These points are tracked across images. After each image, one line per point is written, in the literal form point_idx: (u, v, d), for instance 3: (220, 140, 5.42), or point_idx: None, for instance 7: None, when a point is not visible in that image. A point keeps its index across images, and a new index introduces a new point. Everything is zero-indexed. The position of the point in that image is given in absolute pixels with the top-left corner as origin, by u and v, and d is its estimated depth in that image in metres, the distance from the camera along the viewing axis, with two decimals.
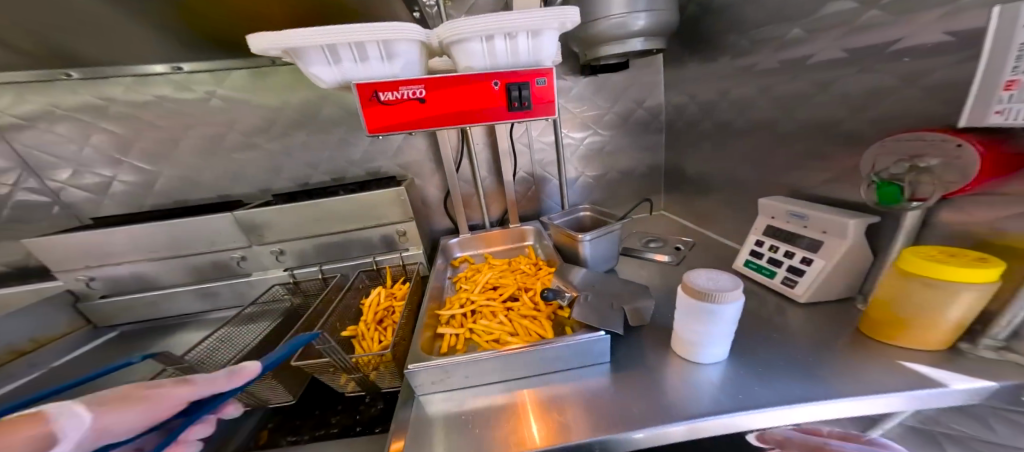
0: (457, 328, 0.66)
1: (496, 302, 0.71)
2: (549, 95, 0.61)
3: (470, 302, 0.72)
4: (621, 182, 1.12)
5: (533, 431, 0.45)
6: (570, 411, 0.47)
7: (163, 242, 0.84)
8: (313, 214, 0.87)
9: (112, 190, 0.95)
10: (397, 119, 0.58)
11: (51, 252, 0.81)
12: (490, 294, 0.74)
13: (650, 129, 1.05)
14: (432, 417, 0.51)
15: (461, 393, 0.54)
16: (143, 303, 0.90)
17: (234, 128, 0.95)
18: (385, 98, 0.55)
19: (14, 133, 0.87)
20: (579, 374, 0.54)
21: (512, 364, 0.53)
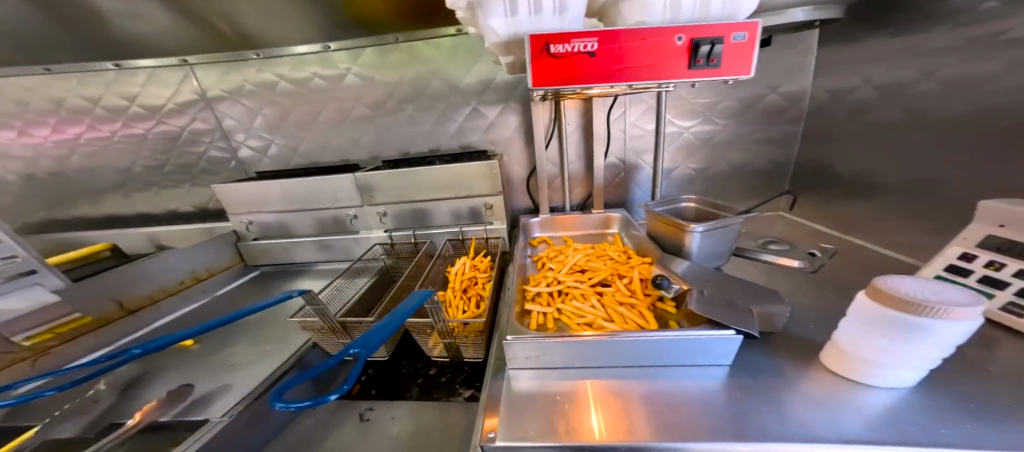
0: (544, 306, 0.64)
1: (585, 285, 0.68)
2: (743, 51, 0.56)
3: (557, 282, 0.70)
4: (732, 178, 1.01)
5: (604, 426, 0.42)
6: (654, 413, 0.43)
7: (299, 195, 0.98)
8: (413, 181, 0.94)
9: (270, 152, 1.13)
10: (563, 74, 0.56)
11: (228, 197, 1.00)
12: (578, 276, 0.71)
13: (781, 118, 0.92)
14: (522, 393, 0.50)
15: (547, 374, 0.53)
16: (281, 248, 1.07)
17: (361, 102, 1.06)
18: (555, 50, 0.54)
19: (218, 104, 1.07)
20: (669, 376, 0.49)
21: (614, 350, 0.50)
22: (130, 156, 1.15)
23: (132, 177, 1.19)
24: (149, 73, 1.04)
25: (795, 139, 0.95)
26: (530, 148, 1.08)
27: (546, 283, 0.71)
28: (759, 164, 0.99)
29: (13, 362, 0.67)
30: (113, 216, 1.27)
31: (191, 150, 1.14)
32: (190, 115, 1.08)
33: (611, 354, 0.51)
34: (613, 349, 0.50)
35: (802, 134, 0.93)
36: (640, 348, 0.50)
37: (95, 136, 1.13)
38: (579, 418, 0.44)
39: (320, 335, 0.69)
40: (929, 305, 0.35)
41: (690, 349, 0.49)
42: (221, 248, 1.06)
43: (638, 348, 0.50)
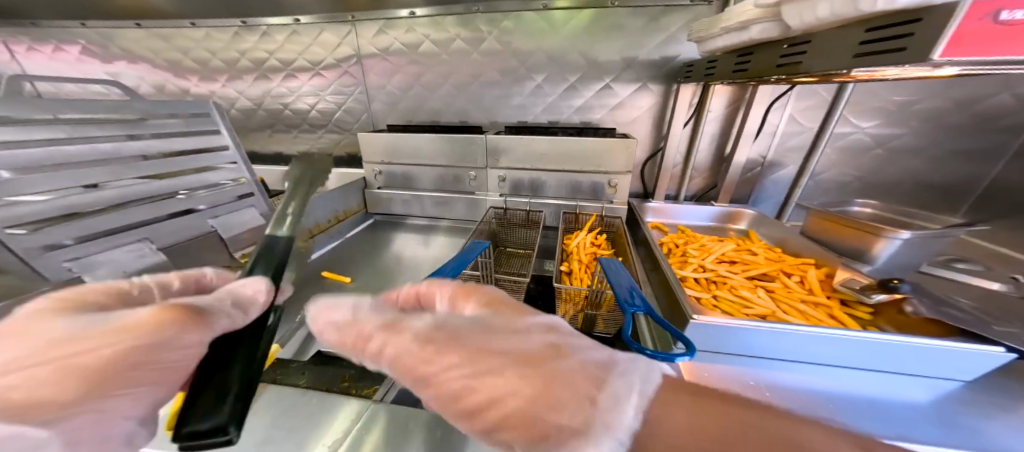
0: (704, 291, 0.68)
1: (741, 277, 0.71)
2: None
3: (710, 270, 0.74)
4: (898, 186, 0.92)
5: None
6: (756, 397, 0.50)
7: (432, 151, 1.03)
8: (545, 149, 0.95)
9: (399, 107, 1.21)
10: (1001, 50, 0.28)
11: (366, 145, 1.07)
12: (736, 269, 0.74)
13: (994, 126, 0.79)
14: (701, 374, 0.54)
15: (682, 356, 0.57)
16: (400, 200, 1.14)
17: (496, 69, 1.08)
18: (1006, 16, 0.27)
19: (362, 57, 1.16)
20: (776, 367, 0.55)
21: (764, 342, 0.54)
22: (286, 103, 1.31)
23: (283, 122, 1.35)
24: (314, 29, 1.14)
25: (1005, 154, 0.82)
26: (660, 129, 1.04)
27: (694, 268, 0.75)
28: (934, 176, 0.88)
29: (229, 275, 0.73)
30: (259, 155, 1.45)
31: (333, 99, 1.25)
32: (344, 70, 1.19)
33: (804, 350, 0.53)
34: (809, 345, 0.52)
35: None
36: (840, 349, 0.51)
37: (263, 84, 1.29)
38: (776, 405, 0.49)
39: None
40: None
41: (891, 357, 0.51)
42: (355, 193, 1.12)
43: (820, 345, 0.52)
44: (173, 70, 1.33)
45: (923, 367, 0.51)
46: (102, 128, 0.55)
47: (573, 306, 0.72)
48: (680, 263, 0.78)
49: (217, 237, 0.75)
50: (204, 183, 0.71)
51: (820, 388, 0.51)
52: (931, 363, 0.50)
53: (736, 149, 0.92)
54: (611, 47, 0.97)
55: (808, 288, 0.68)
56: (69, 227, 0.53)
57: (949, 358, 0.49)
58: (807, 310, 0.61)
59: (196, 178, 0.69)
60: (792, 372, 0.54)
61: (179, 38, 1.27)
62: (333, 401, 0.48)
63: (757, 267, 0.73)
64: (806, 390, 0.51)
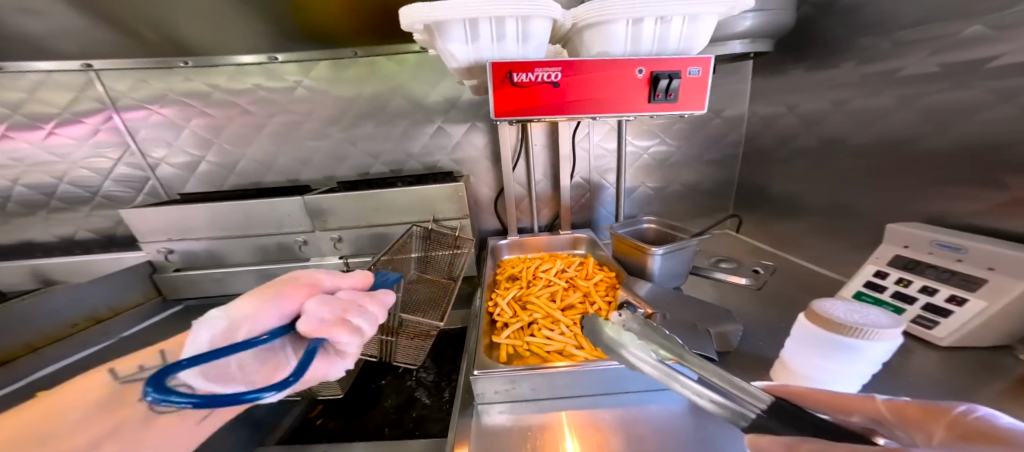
0: (514, 337, 0.64)
1: (553, 310, 0.69)
2: (699, 88, 0.48)
3: (528, 307, 0.71)
4: (686, 197, 1.04)
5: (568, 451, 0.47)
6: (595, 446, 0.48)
7: (237, 220, 0.84)
8: (374, 204, 0.86)
9: (199, 169, 0.99)
10: (526, 106, 0.48)
11: (144, 223, 0.83)
12: (551, 297, 0.73)
13: (724, 142, 0.97)
14: (497, 430, 0.52)
15: (509, 405, 0.56)
16: (209, 280, 0.91)
17: (314, 117, 0.98)
18: (519, 79, 0.46)
19: (127, 112, 0.92)
20: (577, 403, 0.55)
21: (536, 385, 0.54)
22: (11, 177, 0.94)
23: (17, 202, 0.97)
24: (42, 78, 0.87)
25: (736, 160, 0.99)
26: (496, 165, 1.07)
27: (514, 311, 0.70)
28: (701, 183, 1.03)
29: None
30: None
31: (95, 166, 0.95)
32: (95, 126, 0.92)
33: (584, 384, 0.54)
34: (589, 380, 0.54)
35: (743, 155, 0.97)
36: (601, 378, 0.54)
37: None
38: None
39: None
40: (856, 327, 0.34)
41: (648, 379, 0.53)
42: (137, 281, 0.90)
43: (574, 378, 0.54)
44: None
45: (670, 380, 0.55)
46: None
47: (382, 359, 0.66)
48: (489, 308, 0.73)
49: None
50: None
51: (596, 420, 0.52)
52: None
53: (562, 174, 1.01)
54: (432, 89, 0.98)
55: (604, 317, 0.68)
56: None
57: None
58: (591, 340, 0.61)
59: None
60: (579, 406, 0.55)
61: None
62: None
63: (570, 296, 0.72)
64: (585, 423, 0.51)
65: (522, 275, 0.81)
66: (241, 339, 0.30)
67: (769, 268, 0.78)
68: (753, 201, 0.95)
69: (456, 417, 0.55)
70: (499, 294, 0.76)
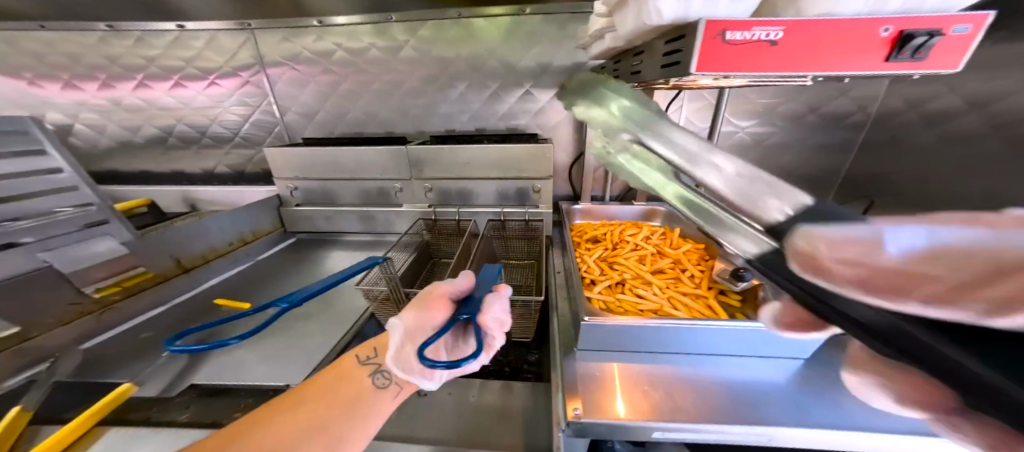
0: (608, 293, 0.68)
1: (647, 272, 0.72)
2: (951, 50, 0.41)
3: (619, 268, 0.74)
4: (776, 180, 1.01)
5: (620, 406, 0.51)
6: (694, 394, 0.52)
7: (349, 163, 0.95)
8: (464, 156, 0.91)
9: (317, 117, 1.12)
10: (733, 69, 0.39)
11: (280, 160, 0.98)
12: (638, 261, 0.76)
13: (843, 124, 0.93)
14: (600, 369, 0.58)
15: (605, 353, 0.61)
16: (322, 217, 1.05)
17: (416, 76, 1.05)
18: (734, 38, 0.36)
19: (273, 68, 1.05)
20: (669, 359, 0.60)
21: (635, 338, 0.59)
22: (176, 116, 1.13)
23: (177, 136, 1.16)
24: (207, 36, 1.02)
25: (851, 148, 0.96)
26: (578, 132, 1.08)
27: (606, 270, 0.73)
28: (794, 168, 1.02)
29: (81, 315, 0.65)
30: (151, 173, 1.24)
31: (238, 112, 1.11)
32: (245, 79, 1.07)
33: (680, 341, 0.59)
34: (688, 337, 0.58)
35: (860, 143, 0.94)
36: (700, 337, 0.58)
37: (136, 93, 1.10)
38: (632, 399, 0.52)
39: (380, 305, 0.70)
40: None
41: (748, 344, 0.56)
42: (268, 211, 1.04)
43: (675, 335, 0.58)
44: (24, 77, 1.09)
45: (770, 347, 0.57)
46: None
47: None
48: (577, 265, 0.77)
49: (56, 272, 0.62)
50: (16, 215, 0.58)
51: (692, 376, 0.56)
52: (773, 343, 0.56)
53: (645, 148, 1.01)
54: (528, 55, 0.99)
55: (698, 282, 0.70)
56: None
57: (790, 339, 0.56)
58: (689, 304, 0.64)
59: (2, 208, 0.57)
60: (674, 363, 0.59)
61: (25, 39, 1.04)
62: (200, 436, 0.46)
63: (662, 261, 0.74)
64: (682, 377, 0.56)
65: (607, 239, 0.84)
66: (421, 336, 0.48)
67: None
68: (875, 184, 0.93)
69: (561, 359, 0.60)
70: (585, 252, 0.80)
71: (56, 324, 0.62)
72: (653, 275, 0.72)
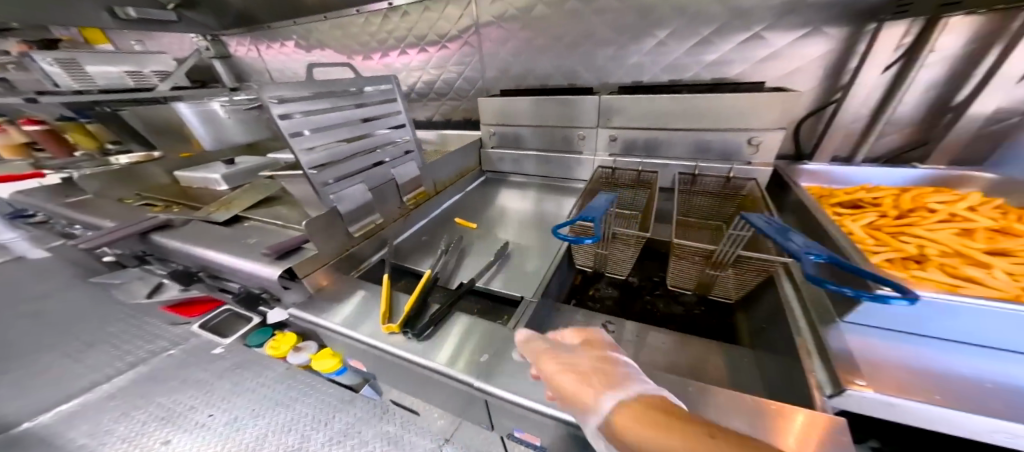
0: (903, 271, 0.53)
1: (975, 248, 0.53)
2: None
3: (920, 242, 0.57)
4: None
5: (877, 377, 0.46)
6: (1003, 407, 0.42)
7: (545, 111, 1.09)
8: (672, 105, 0.86)
9: (512, 71, 1.30)
10: None
11: (486, 109, 1.22)
12: (959, 235, 0.56)
13: None
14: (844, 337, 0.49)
15: (855, 327, 0.52)
16: (511, 159, 1.26)
17: (612, 26, 1.04)
18: None
19: (485, 28, 1.25)
20: (959, 349, 0.48)
21: (933, 317, 0.47)
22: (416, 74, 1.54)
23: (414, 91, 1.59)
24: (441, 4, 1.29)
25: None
26: (819, 72, 0.87)
27: (892, 244, 0.58)
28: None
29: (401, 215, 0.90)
30: None
31: (456, 70, 1.42)
32: (464, 40, 1.32)
33: (997, 335, 0.45)
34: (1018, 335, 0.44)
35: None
36: None
37: (395, 59, 1.51)
38: (874, 373, 0.47)
39: (581, 240, 0.76)
40: None
41: None
42: (472, 152, 1.29)
43: (1012, 329, 0.44)
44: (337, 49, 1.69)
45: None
46: (330, 97, 0.68)
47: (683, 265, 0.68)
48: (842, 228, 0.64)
49: (394, 184, 0.87)
50: (385, 141, 0.84)
51: (1000, 379, 0.45)
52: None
53: None
54: None
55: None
56: (331, 170, 0.69)
57: None
58: None
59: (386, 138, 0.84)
60: (988, 362, 0.46)
61: (337, 26, 1.54)
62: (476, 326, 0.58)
63: (1008, 241, 0.53)
64: (987, 381, 0.44)
65: (870, 205, 0.70)
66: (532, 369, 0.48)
67: None
68: None
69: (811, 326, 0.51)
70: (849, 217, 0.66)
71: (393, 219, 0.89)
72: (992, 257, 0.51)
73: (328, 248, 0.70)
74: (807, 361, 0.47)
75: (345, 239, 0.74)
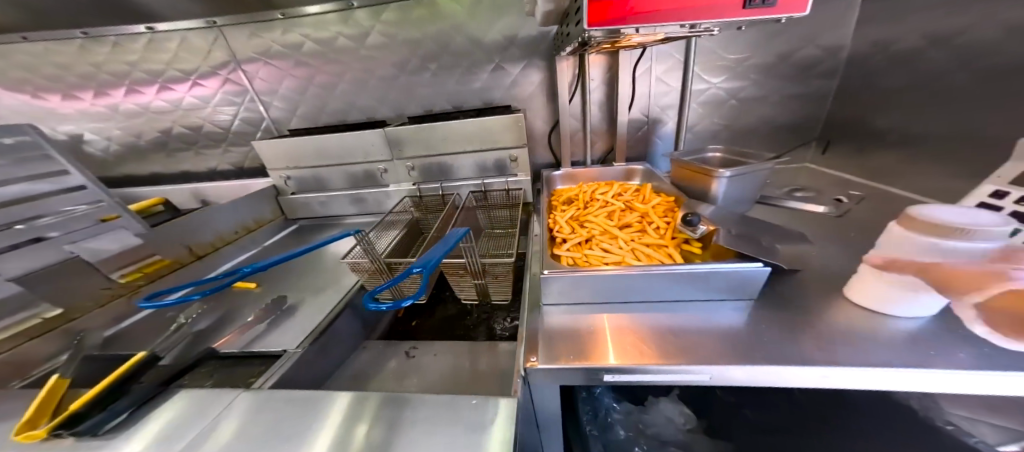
0: (575, 252, 0.75)
1: (615, 225, 0.80)
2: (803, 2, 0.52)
3: (591, 223, 0.82)
4: (754, 132, 1.15)
5: (585, 345, 0.62)
6: (646, 341, 0.61)
7: (333, 149, 1.01)
8: (440, 133, 0.97)
9: (298, 106, 1.18)
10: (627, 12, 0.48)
11: (267, 152, 1.06)
12: (606, 216, 0.83)
13: (815, 71, 1.03)
14: (558, 320, 0.69)
15: (571, 308, 0.72)
16: (317, 202, 1.12)
17: (388, 61, 1.07)
18: None
19: (250, 64, 1.11)
20: (633, 308, 0.69)
21: (605, 288, 0.69)
22: (172, 119, 1.24)
23: (177, 138, 1.29)
24: (181, 37, 1.08)
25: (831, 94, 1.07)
26: (547, 99, 1.11)
27: (576, 230, 0.80)
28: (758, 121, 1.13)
29: (113, 298, 0.76)
30: (160, 175, 1.38)
31: (228, 111, 1.21)
32: (225, 77, 1.14)
33: (639, 290, 0.68)
34: (649, 287, 0.67)
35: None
36: (657, 284, 0.66)
37: (140, 98, 1.21)
38: (614, 349, 0.60)
39: (368, 277, 0.80)
40: (965, 227, 0.43)
41: (696, 288, 0.64)
42: (267, 202, 1.12)
43: (645, 284, 0.67)
44: (25, 92, 1.21)
45: (722, 292, 0.64)
46: None
47: (463, 278, 0.80)
48: (550, 225, 0.85)
49: (84, 261, 0.73)
50: (41, 214, 0.69)
51: (652, 321, 0.65)
52: (727, 287, 0.63)
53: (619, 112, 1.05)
54: (493, 31, 1.00)
55: (661, 233, 0.77)
56: None
57: (737, 279, 0.62)
58: (647, 253, 0.71)
59: (37, 209, 0.69)
60: (647, 313, 0.67)
61: (31, 59, 1.14)
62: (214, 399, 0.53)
63: (630, 215, 0.82)
64: (646, 326, 0.64)
65: (579, 197, 0.92)
66: None
67: (855, 197, 0.88)
68: (846, 128, 1.03)
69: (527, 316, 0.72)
70: (558, 213, 0.88)
71: (93, 307, 0.73)
72: (620, 230, 0.79)
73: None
74: (520, 347, 0.64)
75: None
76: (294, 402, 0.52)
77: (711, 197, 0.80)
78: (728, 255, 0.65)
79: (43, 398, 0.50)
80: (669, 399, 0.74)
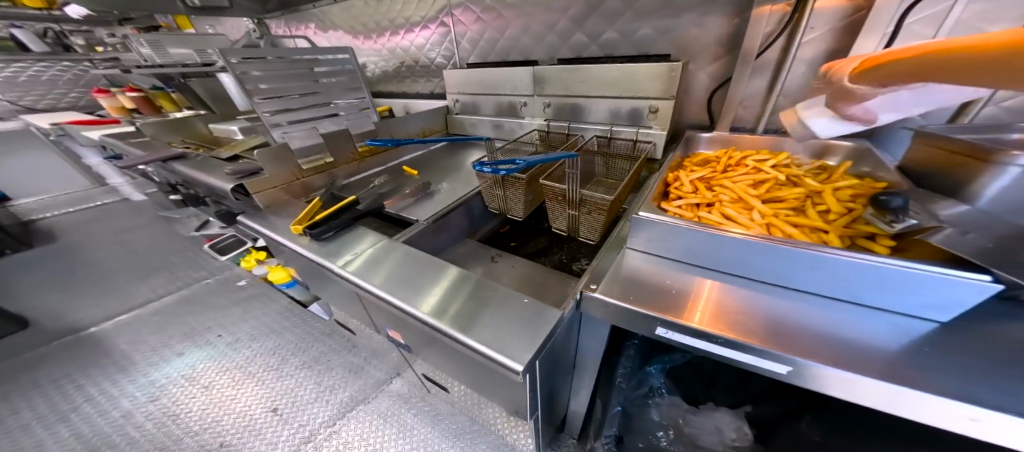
0: (687, 210, 0.66)
1: (757, 197, 0.65)
2: None
3: (723, 188, 0.69)
4: None
5: (663, 298, 0.59)
6: (742, 317, 0.53)
7: (493, 81, 1.20)
8: (582, 77, 1.00)
9: (480, 45, 1.41)
10: None
11: (452, 79, 1.34)
12: (749, 184, 0.68)
13: None
14: (639, 266, 0.67)
15: (659, 260, 0.68)
16: (471, 125, 1.37)
17: (558, 6, 1.13)
18: None
19: (455, 8, 1.39)
20: (740, 281, 0.60)
21: (707, 253, 0.61)
22: (406, 54, 1.72)
23: (406, 69, 1.79)
24: None
25: None
26: (728, 53, 0.93)
27: (703, 190, 0.70)
28: None
29: (353, 160, 1.19)
30: (393, 96, 1.97)
31: (436, 48, 1.58)
32: (440, 20, 1.47)
33: (751, 265, 0.58)
34: (768, 265, 0.56)
35: None
36: (782, 265, 0.54)
37: (397, 40, 1.71)
38: (709, 313, 0.54)
39: (488, 185, 0.94)
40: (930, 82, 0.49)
41: (841, 284, 0.51)
42: (441, 117, 1.43)
43: (764, 260, 0.56)
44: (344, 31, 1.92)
45: (882, 298, 0.49)
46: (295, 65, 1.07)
47: (560, 205, 0.85)
48: (669, 180, 0.76)
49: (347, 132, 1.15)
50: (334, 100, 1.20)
51: (758, 299, 0.56)
52: (897, 294, 0.47)
53: None
54: None
55: (827, 219, 0.58)
56: (284, 115, 1.05)
57: (926, 289, 0.45)
58: (792, 233, 0.56)
59: (337, 97, 1.21)
60: (757, 289, 0.58)
61: (351, 8, 1.79)
62: (373, 240, 0.85)
63: (785, 192, 0.64)
64: (747, 302, 0.56)
65: (719, 161, 0.78)
66: None
67: None
68: None
69: (608, 256, 0.72)
70: (683, 172, 0.77)
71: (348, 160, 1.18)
72: (761, 202, 0.64)
73: (275, 174, 0.98)
74: (583, 278, 0.67)
75: (295, 170, 1.03)
76: (414, 268, 0.76)
77: (968, 191, 0.51)
78: (934, 258, 0.45)
79: (308, 209, 0.91)
80: (732, 410, 0.83)
